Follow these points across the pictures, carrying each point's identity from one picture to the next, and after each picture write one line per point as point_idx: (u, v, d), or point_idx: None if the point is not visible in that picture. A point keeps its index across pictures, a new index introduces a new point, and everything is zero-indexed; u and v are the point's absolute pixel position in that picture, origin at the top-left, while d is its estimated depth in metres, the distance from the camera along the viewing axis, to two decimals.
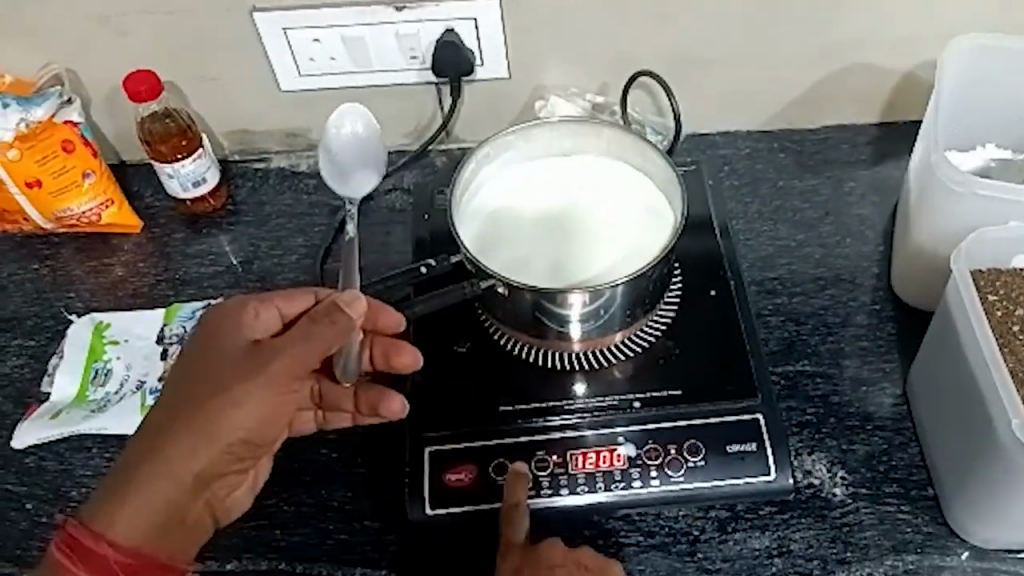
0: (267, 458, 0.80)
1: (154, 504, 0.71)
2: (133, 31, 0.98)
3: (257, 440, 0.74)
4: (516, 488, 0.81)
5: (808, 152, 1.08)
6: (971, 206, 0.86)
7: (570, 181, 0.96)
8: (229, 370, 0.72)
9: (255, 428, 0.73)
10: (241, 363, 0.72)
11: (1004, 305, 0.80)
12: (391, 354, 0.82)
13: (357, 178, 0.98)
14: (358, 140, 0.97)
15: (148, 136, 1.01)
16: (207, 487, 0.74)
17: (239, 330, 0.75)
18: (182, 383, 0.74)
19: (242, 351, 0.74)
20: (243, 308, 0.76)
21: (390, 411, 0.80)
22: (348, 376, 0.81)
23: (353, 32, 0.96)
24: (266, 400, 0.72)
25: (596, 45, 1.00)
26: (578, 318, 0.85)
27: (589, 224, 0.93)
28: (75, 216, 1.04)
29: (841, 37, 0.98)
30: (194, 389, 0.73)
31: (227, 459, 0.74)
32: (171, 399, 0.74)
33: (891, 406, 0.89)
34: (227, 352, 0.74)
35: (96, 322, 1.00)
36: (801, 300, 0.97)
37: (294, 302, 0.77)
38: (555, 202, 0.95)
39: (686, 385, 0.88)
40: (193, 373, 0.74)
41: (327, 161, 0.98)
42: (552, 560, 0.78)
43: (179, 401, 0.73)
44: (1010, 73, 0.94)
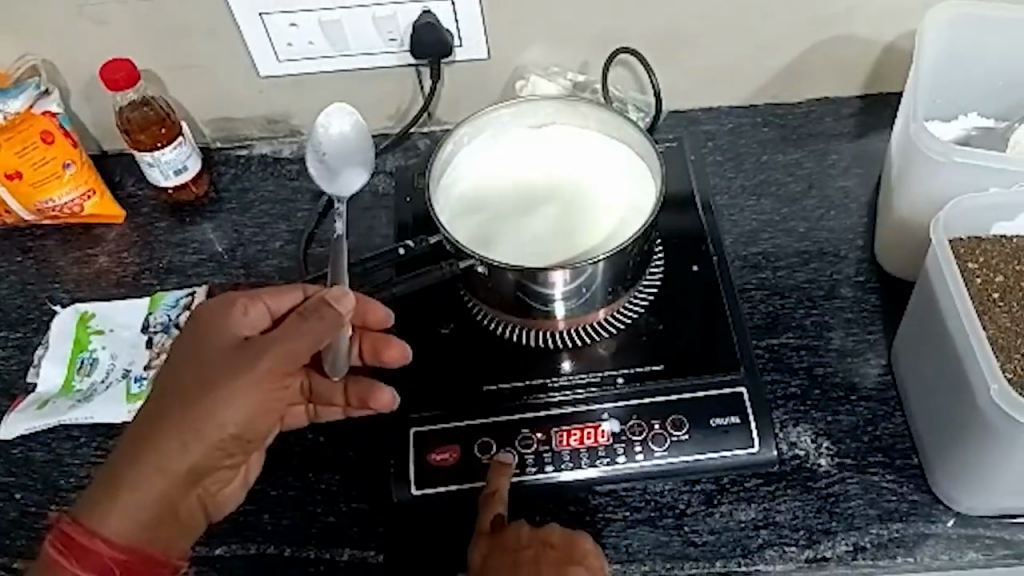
0: (260, 454, 0.80)
1: (147, 500, 0.71)
2: (110, 19, 0.97)
3: (249, 435, 0.74)
4: (498, 477, 0.82)
5: (790, 126, 1.07)
6: (952, 175, 0.86)
7: (556, 160, 0.95)
8: (217, 365, 0.73)
9: (246, 423, 0.73)
10: (230, 359, 0.73)
11: (984, 272, 0.81)
12: (380, 346, 0.83)
13: (346, 177, 0.98)
14: (346, 141, 0.97)
15: (128, 125, 1.01)
16: (200, 483, 0.74)
17: (228, 325, 0.76)
18: (171, 379, 0.74)
19: (230, 346, 0.74)
20: (231, 304, 0.77)
21: (381, 404, 0.80)
22: (337, 371, 0.81)
23: (330, 15, 0.96)
24: (255, 396, 0.72)
25: (576, 23, 0.99)
26: (561, 297, 0.85)
27: (576, 199, 0.92)
28: (58, 207, 1.04)
29: (820, 8, 0.97)
30: (184, 387, 0.73)
31: (218, 454, 0.74)
32: (161, 396, 0.74)
33: (877, 377, 0.90)
34: (216, 350, 0.74)
35: (80, 312, 1.00)
36: (785, 274, 0.97)
37: (282, 298, 0.78)
38: (542, 177, 0.94)
39: (670, 360, 0.89)
40: (182, 370, 0.74)
41: (314, 161, 0.98)
42: (518, 542, 0.77)
43: (169, 398, 0.73)
44: (991, 41, 0.94)
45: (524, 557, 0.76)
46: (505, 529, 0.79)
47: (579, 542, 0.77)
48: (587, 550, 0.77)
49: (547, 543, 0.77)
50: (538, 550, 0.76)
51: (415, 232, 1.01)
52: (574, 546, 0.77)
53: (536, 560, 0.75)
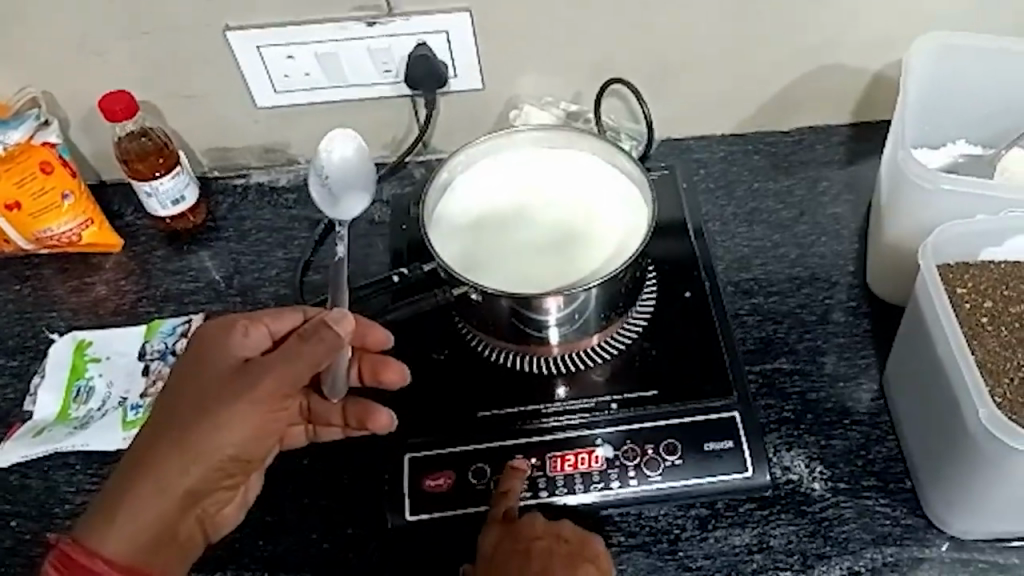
0: (258, 475, 0.80)
1: (147, 521, 0.71)
2: (110, 52, 0.99)
3: (248, 456, 0.75)
4: (510, 479, 0.83)
5: (781, 154, 1.09)
6: (940, 201, 0.87)
7: (555, 185, 0.96)
8: (218, 386, 0.73)
9: (244, 444, 0.73)
10: (229, 381, 0.73)
11: (972, 297, 0.82)
12: (379, 370, 0.84)
13: (348, 201, 0.99)
14: (347, 166, 0.98)
15: (127, 155, 1.02)
16: (199, 504, 0.75)
17: (228, 348, 0.77)
18: (171, 401, 0.75)
19: (231, 368, 0.75)
20: (231, 328, 0.78)
21: (378, 425, 0.81)
22: (336, 393, 0.82)
23: (327, 47, 0.97)
24: (256, 416, 0.73)
25: (570, 54, 1.01)
26: (555, 322, 0.87)
27: (575, 224, 0.93)
28: (56, 237, 1.04)
29: (808, 39, 0.99)
30: (183, 409, 0.73)
31: (217, 475, 0.74)
32: (161, 416, 0.74)
33: (870, 402, 0.90)
34: (216, 372, 0.75)
35: (78, 340, 1.00)
36: (777, 300, 0.98)
37: (282, 321, 0.79)
38: (541, 203, 0.95)
39: (663, 386, 0.89)
40: (182, 393, 0.75)
41: (318, 186, 0.99)
42: (532, 532, 0.79)
43: (169, 419, 0.74)
44: (976, 69, 0.96)
45: (536, 549, 0.78)
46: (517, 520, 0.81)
47: (590, 543, 0.79)
48: (597, 551, 0.79)
49: (561, 538, 0.79)
50: (550, 542, 0.78)
51: (411, 259, 1.02)
52: (588, 546, 0.79)
53: (548, 551, 0.78)
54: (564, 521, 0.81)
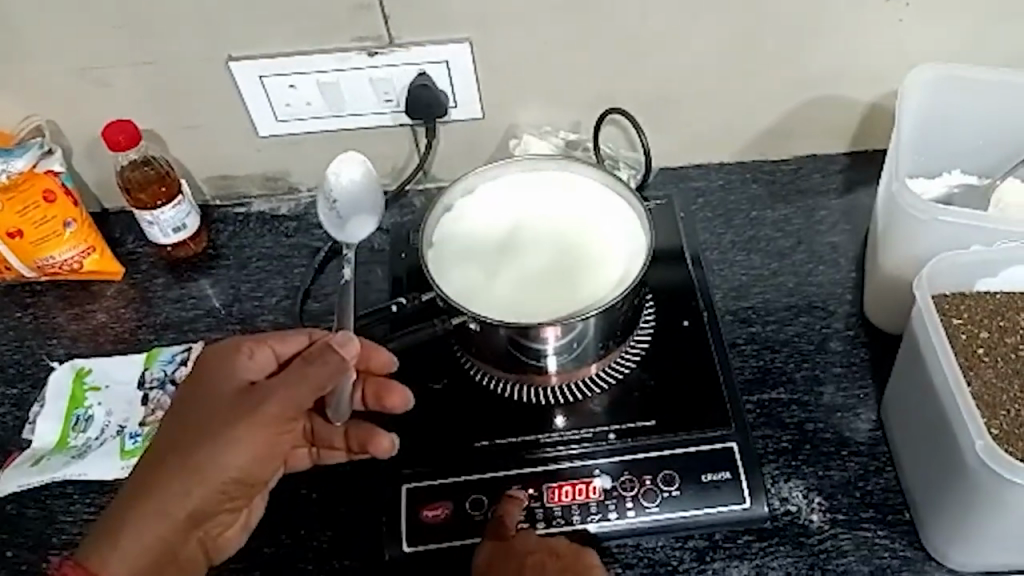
0: (261, 498, 0.81)
1: (149, 543, 0.71)
2: (114, 82, 1.00)
3: (251, 479, 0.75)
4: (511, 508, 0.84)
5: (779, 183, 1.09)
6: (935, 232, 0.87)
7: (557, 208, 0.96)
8: (223, 408, 0.74)
9: (248, 467, 0.74)
10: (234, 404, 0.74)
11: (969, 328, 0.82)
12: (382, 394, 0.84)
13: (357, 225, 1.00)
14: (356, 190, 1.00)
15: (130, 184, 1.03)
16: (200, 527, 0.75)
17: (233, 371, 0.77)
18: (175, 425, 0.75)
19: (236, 390, 0.75)
20: (235, 350, 0.78)
21: (380, 449, 0.81)
22: (340, 416, 0.81)
23: (329, 77, 0.98)
24: (260, 438, 0.73)
25: (568, 86, 1.02)
26: (553, 350, 0.87)
27: (581, 251, 0.93)
28: (57, 264, 1.05)
29: (804, 71, 1.00)
30: (186, 433, 0.74)
31: (220, 498, 0.74)
32: (166, 438, 0.75)
33: (867, 431, 0.90)
34: (221, 395, 0.75)
35: (77, 368, 1.01)
36: (775, 328, 0.98)
37: (288, 343, 0.80)
38: (543, 226, 0.95)
39: (661, 417, 0.89)
40: (186, 416, 0.75)
41: (326, 212, 1.00)
42: (526, 547, 0.80)
43: (173, 440, 0.74)
44: (970, 101, 0.97)
45: (529, 564, 0.79)
46: (514, 535, 0.82)
47: (584, 555, 0.80)
48: (591, 562, 0.80)
49: (555, 552, 0.80)
50: (544, 557, 0.79)
51: (410, 287, 1.03)
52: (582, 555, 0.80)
53: (541, 566, 0.79)
54: (556, 538, 0.82)
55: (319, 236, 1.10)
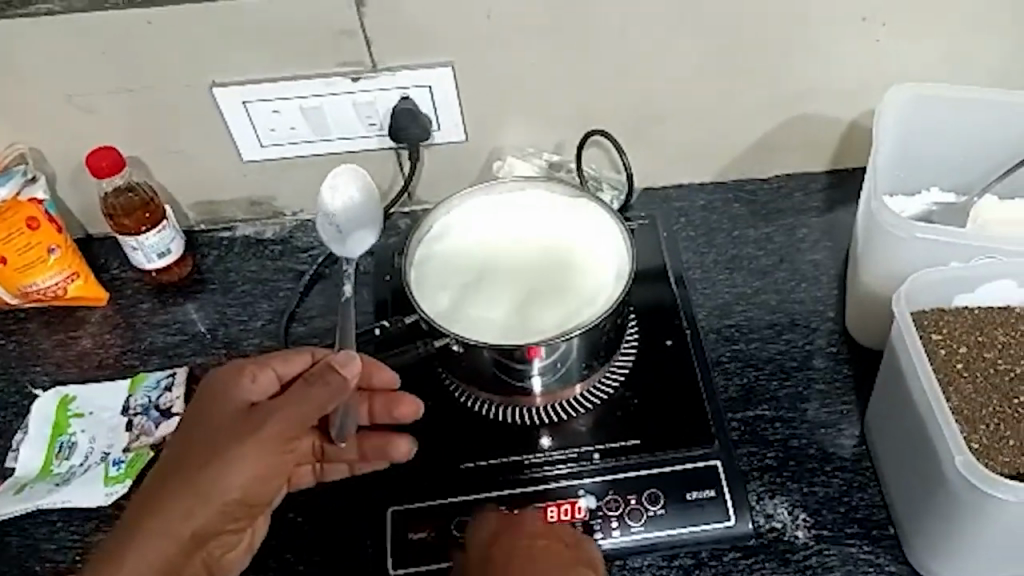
0: (263, 518, 0.81)
1: (152, 563, 0.70)
2: (99, 110, 1.00)
3: (253, 499, 0.75)
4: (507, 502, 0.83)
5: (760, 201, 1.10)
6: (913, 249, 0.88)
7: (545, 231, 0.97)
8: (227, 428, 0.74)
9: (250, 486, 0.73)
10: (239, 424, 0.74)
11: (947, 344, 0.84)
12: (392, 405, 0.84)
13: (357, 241, 1.02)
14: (356, 208, 1.01)
15: (113, 211, 1.03)
16: (204, 547, 0.74)
17: (236, 392, 0.77)
18: (180, 447, 0.75)
19: (240, 411, 0.75)
20: (240, 372, 0.78)
21: (399, 453, 0.84)
22: (345, 435, 0.83)
23: (312, 102, 0.99)
24: (268, 455, 0.73)
25: (550, 109, 1.03)
26: (538, 371, 0.87)
27: (583, 271, 0.93)
28: (42, 291, 1.05)
29: (781, 91, 1.02)
30: (191, 453, 0.73)
31: (223, 518, 0.74)
32: (172, 460, 0.74)
33: (852, 447, 0.91)
34: (225, 416, 0.75)
35: (61, 395, 1.00)
36: (758, 346, 0.99)
37: (291, 363, 0.80)
38: (531, 252, 0.96)
39: (645, 436, 0.90)
40: (189, 439, 0.75)
41: (326, 229, 1.01)
42: (529, 528, 0.79)
43: (178, 460, 0.73)
44: (946, 120, 0.98)
45: (535, 544, 0.77)
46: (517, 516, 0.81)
47: (586, 545, 0.79)
48: (594, 555, 0.78)
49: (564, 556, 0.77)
50: (551, 541, 0.78)
51: (395, 310, 1.03)
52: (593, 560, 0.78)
53: (548, 549, 0.77)
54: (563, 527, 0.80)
55: (305, 259, 1.10)
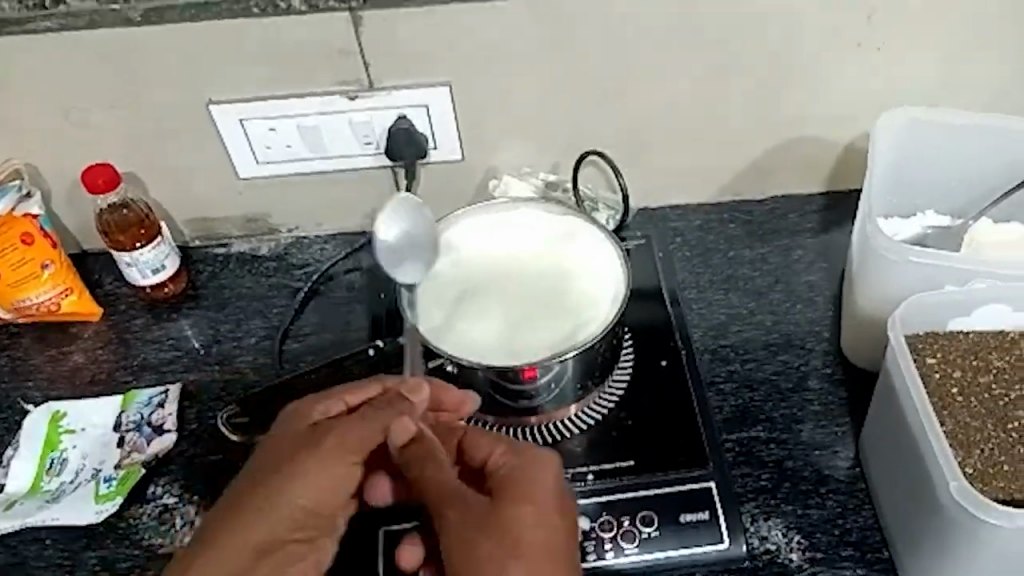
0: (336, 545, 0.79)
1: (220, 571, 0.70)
2: (97, 126, 1.00)
3: (322, 518, 0.75)
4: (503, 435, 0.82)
5: (756, 222, 1.11)
6: (907, 272, 0.89)
7: (542, 251, 0.97)
8: (296, 445, 0.76)
9: (318, 501, 0.75)
10: (308, 441, 0.76)
11: (942, 368, 0.83)
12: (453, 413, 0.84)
13: (412, 269, 0.94)
14: (415, 237, 0.94)
15: (108, 227, 1.03)
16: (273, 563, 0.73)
17: (305, 416, 0.80)
18: (251, 466, 0.77)
19: (309, 431, 0.78)
20: (312, 400, 0.81)
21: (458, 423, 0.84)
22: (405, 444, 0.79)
23: (309, 120, 0.99)
24: (333, 468, 0.75)
25: (547, 129, 1.03)
26: (532, 391, 0.88)
27: (581, 294, 0.93)
28: (34, 306, 1.05)
29: (777, 113, 1.02)
30: (260, 470, 0.75)
31: (292, 533, 0.74)
32: (243, 477, 0.76)
33: (847, 469, 0.91)
34: (293, 436, 0.78)
35: (52, 412, 1.00)
36: (753, 367, 0.99)
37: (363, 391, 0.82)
38: (527, 271, 0.96)
39: (640, 456, 0.90)
40: (259, 458, 0.77)
41: (384, 257, 0.94)
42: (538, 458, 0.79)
43: (249, 476, 0.76)
44: (940, 144, 0.99)
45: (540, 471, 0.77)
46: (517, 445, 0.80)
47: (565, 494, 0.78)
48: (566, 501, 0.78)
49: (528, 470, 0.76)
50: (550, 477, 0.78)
51: (390, 328, 1.03)
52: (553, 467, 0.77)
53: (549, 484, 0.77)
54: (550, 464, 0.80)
55: (300, 276, 1.10)
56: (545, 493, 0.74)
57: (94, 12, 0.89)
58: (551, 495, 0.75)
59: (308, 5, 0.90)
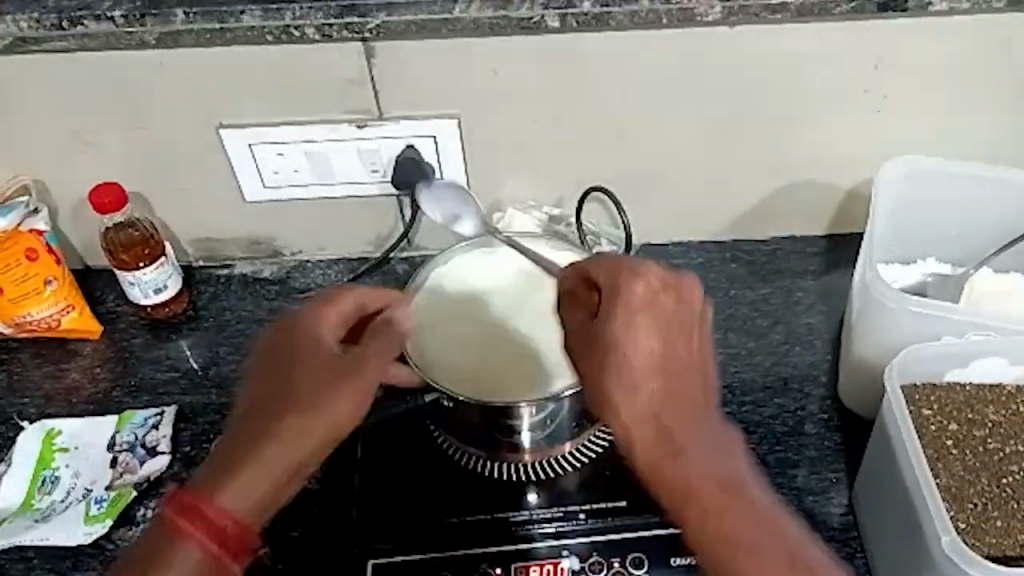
0: None
1: (260, 483, 0.72)
2: (106, 145, 1.01)
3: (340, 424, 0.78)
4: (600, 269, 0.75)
5: (757, 262, 1.11)
6: (906, 321, 0.89)
7: (539, 296, 0.98)
8: (322, 360, 0.76)
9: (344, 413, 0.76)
10: (334, 360, 0.76)
11: (938, 419, 0.84)
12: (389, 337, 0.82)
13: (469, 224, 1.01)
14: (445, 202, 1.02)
15: (113, 246, 1.03)
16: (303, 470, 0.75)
17: (320, 330, 0.78)
18: (268, 378, 0.76)
19: (331, 350, 0.77)
20: (324, 308, 0.80)
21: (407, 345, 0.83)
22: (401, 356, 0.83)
23: (317, 147, 1.00)
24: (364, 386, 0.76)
25: (552, 164, 1.04)
26: (527, 427, 0.87)
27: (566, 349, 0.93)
28: (35, 322, 1.05)
29: (781, 156, 1.03)
30: (281, 380, 0.75)
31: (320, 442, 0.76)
32: (262, 390, 0.75)
33: (840, 517, 0.91)
34: (315, 353, 0.76)
35: (47, 429, 1.01)
36: (750, 409, 0.98)
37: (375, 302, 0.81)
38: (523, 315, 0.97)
39: (633, 498, 0.89)
40: (277, 368, 0.76)
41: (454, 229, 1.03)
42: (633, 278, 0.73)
43: (274, 389, 0.75)
44: (943, 193, 0.99)
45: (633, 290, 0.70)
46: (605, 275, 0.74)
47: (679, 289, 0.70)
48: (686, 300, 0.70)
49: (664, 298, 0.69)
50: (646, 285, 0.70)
51: None
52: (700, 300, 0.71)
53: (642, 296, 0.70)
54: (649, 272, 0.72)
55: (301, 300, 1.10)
56: (677, 333, 0.69)
57: (111, 35, 0.89)
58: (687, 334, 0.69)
59: (321, 34, 0.89)
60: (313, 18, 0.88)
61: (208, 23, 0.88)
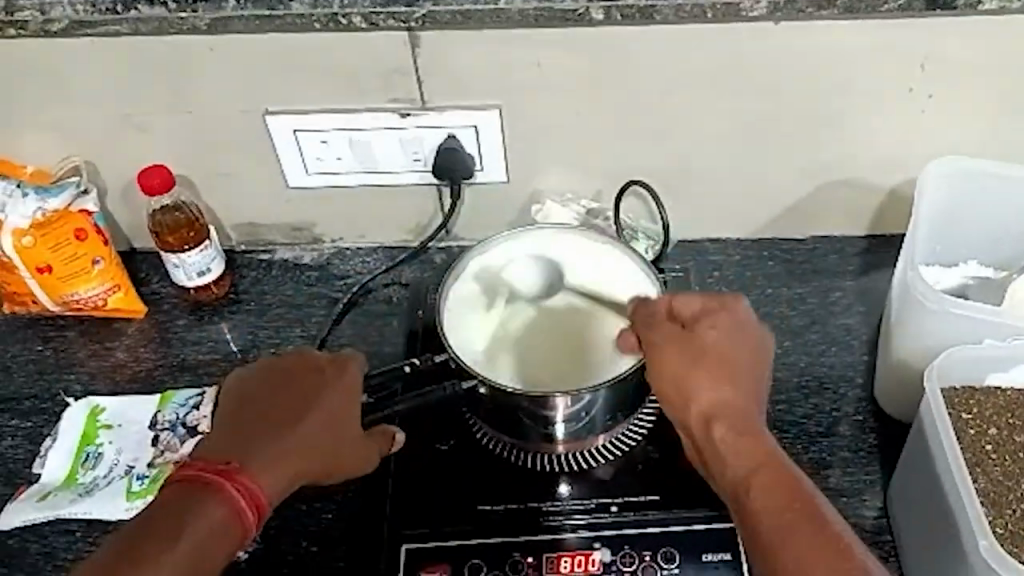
0: None
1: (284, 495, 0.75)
2: (155, 129, 1.03)
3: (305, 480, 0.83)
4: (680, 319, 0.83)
5: (796, 261, 1.10)
6: (947, 323, 0.88)
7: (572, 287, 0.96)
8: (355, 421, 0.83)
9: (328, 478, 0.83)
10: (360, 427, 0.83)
11: (977, 423, 0.83)
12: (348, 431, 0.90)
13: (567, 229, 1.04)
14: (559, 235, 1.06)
15: (159, 228, 1.05)
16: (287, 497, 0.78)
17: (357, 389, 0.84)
18: (321, 401, 0.79)
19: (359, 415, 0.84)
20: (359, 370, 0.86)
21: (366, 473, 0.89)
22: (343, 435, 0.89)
23: (359, 135, 1.01)
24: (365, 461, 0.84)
25: (592, 158, 1.04)
26: (562, 419, 0.87)
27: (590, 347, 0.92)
28: (82, 301, 1.08)
29: (824, 155, 1.02)
30: (334, 414, 0.80)
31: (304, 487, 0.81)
32: (314, 410, 0.78)
33: (872, 519, 0.91)
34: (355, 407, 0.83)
35: (92, 406, 1.03)
36: (784, 409, 0.98)
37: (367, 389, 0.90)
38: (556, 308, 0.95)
39: (664, 493, 0.90)
40: (333, 398, 0.80)
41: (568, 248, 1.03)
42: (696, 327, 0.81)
43: (327, 416, 0.79)
44: (989, 196, 0.98)
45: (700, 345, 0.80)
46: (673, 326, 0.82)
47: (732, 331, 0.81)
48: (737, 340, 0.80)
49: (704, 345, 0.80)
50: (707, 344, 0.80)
51: (425, 345, 1.04)
52: (748, 331, 0.81)
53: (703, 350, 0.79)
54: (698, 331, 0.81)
55: (340, 287, 1.12)
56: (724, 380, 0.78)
57: (163, 19, 0.91)
58: (738, 360, 0.79)
59: (368, 22, 0.90)
60: (360, 6, 0.89)
61: (258, 9, 0.90)
